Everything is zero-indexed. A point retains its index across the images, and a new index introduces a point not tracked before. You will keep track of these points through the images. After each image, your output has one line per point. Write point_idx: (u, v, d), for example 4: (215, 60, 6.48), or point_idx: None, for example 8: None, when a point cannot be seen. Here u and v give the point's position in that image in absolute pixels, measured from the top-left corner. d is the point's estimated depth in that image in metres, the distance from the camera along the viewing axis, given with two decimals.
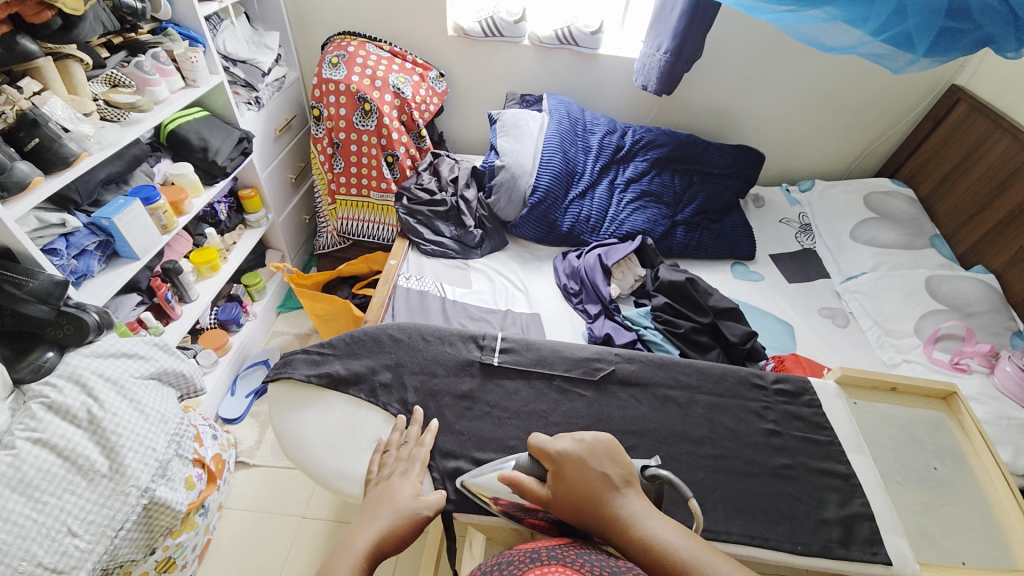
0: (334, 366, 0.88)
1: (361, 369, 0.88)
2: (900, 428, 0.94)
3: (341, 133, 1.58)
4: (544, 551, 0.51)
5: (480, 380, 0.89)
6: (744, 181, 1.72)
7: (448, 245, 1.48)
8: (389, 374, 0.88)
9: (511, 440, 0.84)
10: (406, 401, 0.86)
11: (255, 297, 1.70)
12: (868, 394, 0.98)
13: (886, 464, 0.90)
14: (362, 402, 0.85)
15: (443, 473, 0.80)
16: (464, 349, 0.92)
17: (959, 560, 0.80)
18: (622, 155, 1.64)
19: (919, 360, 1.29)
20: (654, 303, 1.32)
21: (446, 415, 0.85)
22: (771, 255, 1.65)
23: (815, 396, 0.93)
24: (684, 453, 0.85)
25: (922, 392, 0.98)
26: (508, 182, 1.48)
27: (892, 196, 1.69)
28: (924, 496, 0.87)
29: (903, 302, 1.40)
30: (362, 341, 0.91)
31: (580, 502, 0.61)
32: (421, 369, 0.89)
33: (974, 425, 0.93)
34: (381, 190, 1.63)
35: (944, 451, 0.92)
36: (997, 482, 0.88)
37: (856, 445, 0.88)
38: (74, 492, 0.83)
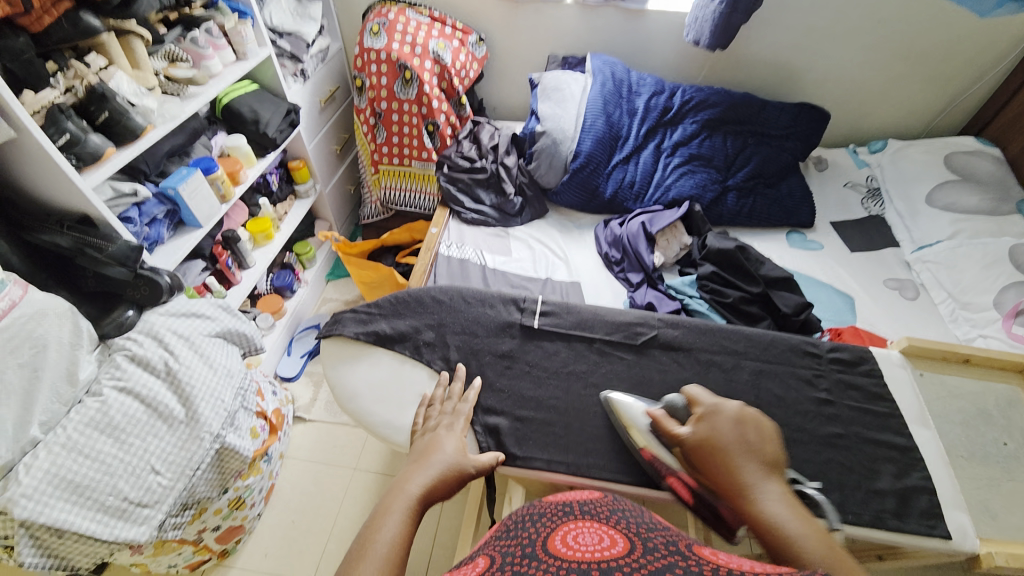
0: (380, 325, 0.91)
1: (406, 328, 0.91)
2: (969, 402, 0.87)
3: (384, 103, 1.60)
4: (578, 504, 0.53)
5: (520, 340, 0.90)
6: (805, 142, 1.59)
7: (489, 213, 1.47)
8: (432, 334, 0.91)
9: (550, 399, 0.85)
10: (448, 358, 0.89)
11: (306, 265, 1.79)
12: (939, 366, 0.91)
13: (953, 438, 0.84)
14: (407, 358, 0.89)
15: (485, 427, 0.82)
16: (504, 311, 0.93)
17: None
18: (670, 117, 1.56)
19: (997, 335, 1.18)
20: (700, 271, 1.26)
21: (487, 372, 0.87)
22: (832, 222, 1.54)
23: (876, 365, 0.88)
24: None
25: (997, 364, 0.91)
26: (549, 149, 1.45)
27: (976, 155, 1.52)
28: (992, 472, 0.80)
29: (983, 273, 1.27)
30: (406, 302, 0.94)
31: (712, 451, 0.63)
32: (463, 330, 0.91)
33: None
34: (421, 159, 1.65)
35: (1016, 428, 0.85)
36: None
37: (918, 418, 0.83)
38: (155, 435, 0.92)
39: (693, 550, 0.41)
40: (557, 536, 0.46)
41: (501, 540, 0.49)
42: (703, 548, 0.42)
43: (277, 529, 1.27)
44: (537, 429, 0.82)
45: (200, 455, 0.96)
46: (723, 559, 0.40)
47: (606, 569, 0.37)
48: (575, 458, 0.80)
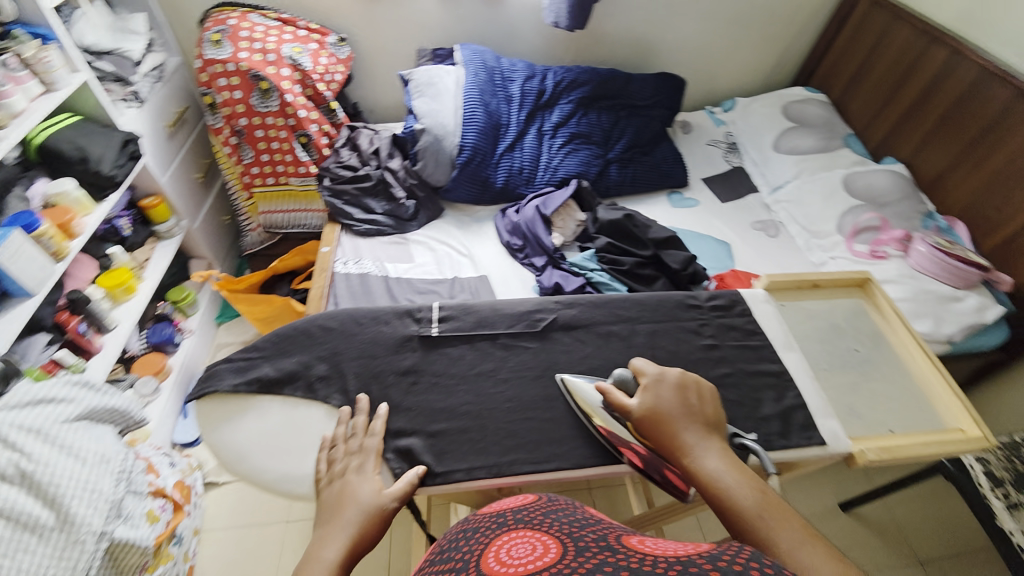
0: (263, 369, 0.84)
1: (293, 367, 0.84)
2: (825, 320, 1.01)
3: (242, 119, 1.45)
4: (511, 513, 0.54)
5: (422, 352, 0.87)
6: (669, 109, 1.72)
7: (382, 222, 1.41)
8: (325, 366, 0.85)
9: (462, 406, 0.82)
10: (346, 389, 0.83)
11: (188, 312, 1.60)
12: (795, 295, 1.04)
13: (814, 355, 0.96)
14: (299, 399, 0.82)
15: (397, 453, 0.78)
16: (400, 325, 0.89)
17: (888, 429, 0.88)
18: (546, 100, 1.58)
19: (843, 255, 1.38)
20: (597, 245, 1.32)
21: (392, 395, 0.83)
22: (704, 179, 1.69)
23: (747, 306, 0.98)
24: None
25: (841, 283, 1.05)
26: (432, 146, 1.41)
27: (806, 102, 1.75)
28: (852, 376, 0.94)
29: (826, 203, 1.47)
30: (292, 338, 0.87)
31: (661, 420, 0.68)
32: (360, 353, 0.86)
33: (888, 304, 1.02)
34: (299, 175, 1.53)
35: (863, 334, 1.00)
36: (914, 353, 0.97)
37: (786, 343, 0.95)
38: (24, 552, 0.77)
39: (623, 544, 0.43)
40: (491, 551, 0.45)
41: (433, 566, 0.48)
42: (632, 539, 0.45)
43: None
44: (455, 439, 0.79)
45: (86, 561, 0.82)
46: (650, 546, 0.43)
47: None
48: (496, 458, 0.78)
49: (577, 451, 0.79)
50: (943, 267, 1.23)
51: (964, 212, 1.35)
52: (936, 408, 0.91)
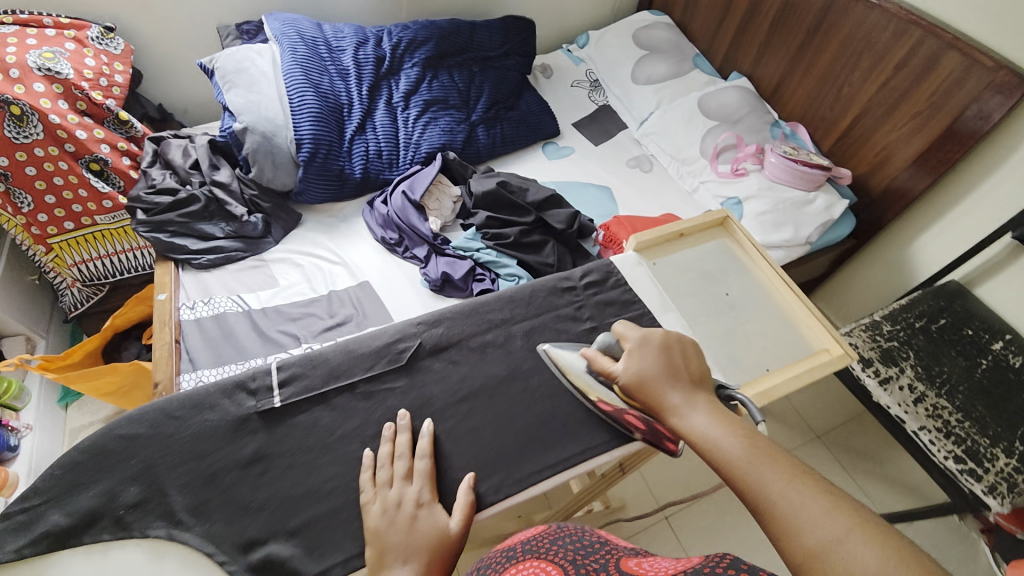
0: (53, 518, 0.58)
1: (94, 504, 0.59)
2: (693, 268, 0.94)
3: (1, 158, 1.09)
4: (520, 545, 0.55)
5: (265, 433, 0.66)
6: (523, 55, 1.62)
7: (229, 246, 1.19)
8: (139, 488, 0.61)
9: (329, 482, 0.64)
10: (172, 511, 0.60)
11: (17, 407, 1.26)
12: (663, 249, 0.95)
13: (689, 309, 0.89)
14: (109, 543, 0.58)
15: (252, 569, 0.58)
16: (232, 405, 0.66)
17: (763, 368, 0.83)
18: (388, 67, 1.41)
19: (710, 178, 1.43)
20: (477, 222, 1.24)
21: (233, 494, 0.62)
22: (574, 124, 1.65)
23: (619, 275, 0.90)
24: (515, 395, 0.74)
25: (703, 226, 0.98)
26: (263, 146, 1.19)
27: (653, 27, 1.73)
28: (725, 324, 0.87)
29: (688, 129, 1.49)
30: (83, 464, 0.61)
31: (641, 382, 0.62)
32: (183, 458, 0.63)
33: (746, 238, 0.96)
34: (107, 211, 1.23)
35: (726, 274, 0.94)
36: (776, 283, 0.93)
37: (661, 306, 0.88)
38: None
39: (621, 569, 0.47)
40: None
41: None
42: (631, 563, 0.48)
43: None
44: (333, 527, 0.61)
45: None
46: (645, 568, 0.47)
47: None
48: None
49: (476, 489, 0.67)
50: (794, 174, 1.31)
51: (805, 115, 1.44)
52: (802, 333, 0.88)
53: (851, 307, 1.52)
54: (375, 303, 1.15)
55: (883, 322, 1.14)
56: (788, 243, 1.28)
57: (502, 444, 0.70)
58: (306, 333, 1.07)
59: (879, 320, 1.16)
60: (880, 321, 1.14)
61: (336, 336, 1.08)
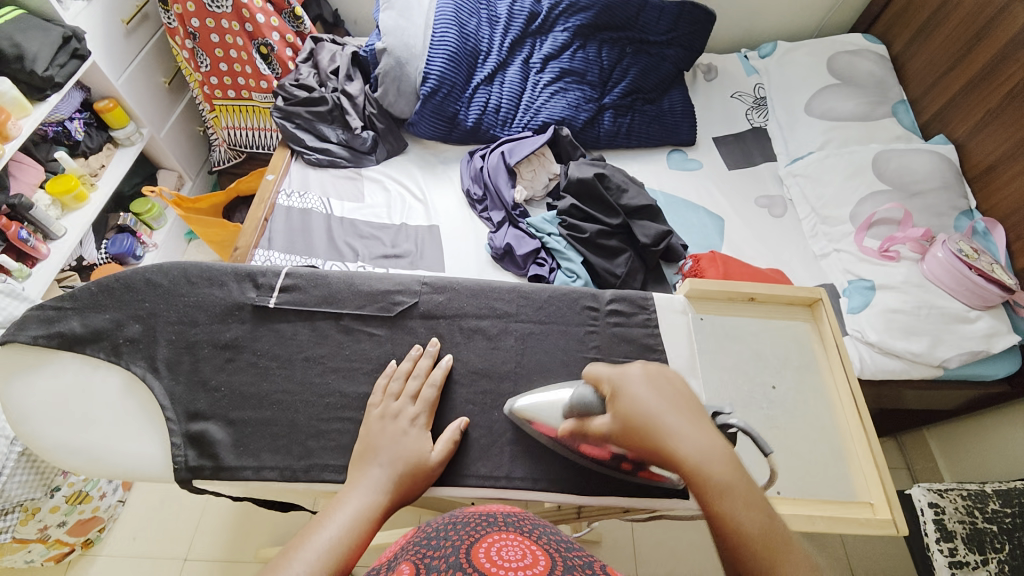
0: (69, 324, 0.66)
1: (102, 325, 0.66)
2: (746, 342, 0.79)
3: (195, 20, 1.31)
4: (501, 516, 0.47)
5: (250, 326, 0.69)
6: (687, 48, 1.45)
7: (336, 152, 1.28)
8: (139, 328, 0.67)
9: (276, 393, 0.67)
10: (153, 358, 0.66)
11: (153, 226, 1.56)
12: (718, 307, 0.80)
13: (721, 387, 0.75)
14: (101, 362, 0.65)
15: (186, 437, 0.64)
16: (237, 290, 0.70)
17: (774, 489, 0.69)
18: (538, 25, 1.36)
19: (849, 249, 1.18)
20: (560, 207, 1.17)
21: (201, 368, 0.67)
22: (714, 138, 1.46)
23: (654, 314, 0.77)
24: (480, 392, 0.70)
25: (784, 302, 0.81)
26: (394, 71, 1.24)
27: (858, 56, 1.45)
28: (755, 419, 0.73)
29: (845, 184, 1.24)
30: (107, 290, 0.68)
31: (635, 425, 0.49)
32: (179, 318, 0.68)
33: (833, 335, 0.77)
34: (262, 90, 1.41)
35: (788, 366, 0.77)
36: (844, 401, 0.75)
37: (689, 368, 0.75)
38: None
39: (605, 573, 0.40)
40: (480, 545, 0.41)
41: (415, 552, 0.42)
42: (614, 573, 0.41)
43: (133, 530, 1.26)
44: (263, 433, 0.65)
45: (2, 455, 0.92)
46: None
47: None
48: (295, 460, 0.64)
49: None
50: (958, 281, 1.05)
51: (1011, 215, 1.13)
52: (849, 472, 0.71)
53: (974, 461, 1.23)
54: (435, 249, 1.17)
55: (992, 498, 0.96)
56: (914, 358, 1.04)
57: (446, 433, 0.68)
58: (365, 253, 1.14)
59: (988, 494, 0.98)
60: (989, 497, 0.96)
61: (389, 266, 1.13)
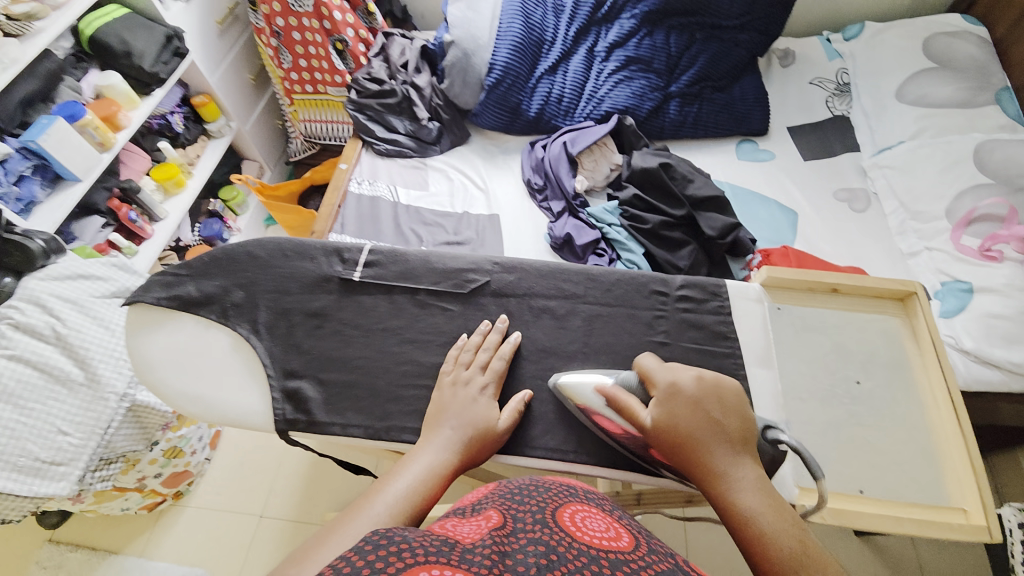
0: (186, 288, 0.73)
1: (212, 290, 0.74)
2: (825, 335, 0.75)
3: (279, 19, 1.39)
4: (584, 492, 0.48)
5: (337, 297, 0.74)
6: (762, 33, 1.38)
7: (403, 143, 1.34)
8: (242, 294, 0.74)
9: (359, 359, 0.71)
10: (254, 322, 0.73)
11: (237, 212, 1.70)
12: (798, 298, 0.76)
13: (797, 380, 0.72)
14: (211, 322, 0.72)
15: (284, 393, 0.70)
16: (325, 264, 0.76)
17: (857, 488, 0.66)
18: (604, 12, 1.34)
19: (943, 248, 1.09)
20: (622, 196, 1.16)
21: (294, 333, 0.73)
22: (789, 127, 1.38)
23: (726, 301, 0.74)
24: (548, 370, 0.71)
25: (868, 294, 0.76)
26: (460, 62, 1.27)
27: (960, 36, 1.31)
28: (835, 415, 0.70)
29: (941, 176, 1.14)
30: (216, 260, 0.75)
31: (681, 438, 0.55)
32: (275, 287, 0.74)
33: (928, 332, 0.72)
34: (336, 85, 1.49)
35: (873, 362, 0.73)
36: (940, 403, 0.69)
37: (762, 358, 0.71)
38: (55, 398, 0.95)
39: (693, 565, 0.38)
40: (564, 511, 0.42)
41: (502, 503, 0.44)
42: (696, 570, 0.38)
43: (217, 486, 1.39)
44: (347, 394, 0.69)
45: (110, 414, 0.99)
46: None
47: (613, 560, 0.35)
48: (375, 421, 0.68)
49: None
50: None
51: None
52: (943, 478, 0.66)
53: None
54: (496, 238, 1.19)
55: None
56: (1015, 369, 0.93)
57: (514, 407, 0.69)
58: (429, 239, 1.18)
59: None
60: None
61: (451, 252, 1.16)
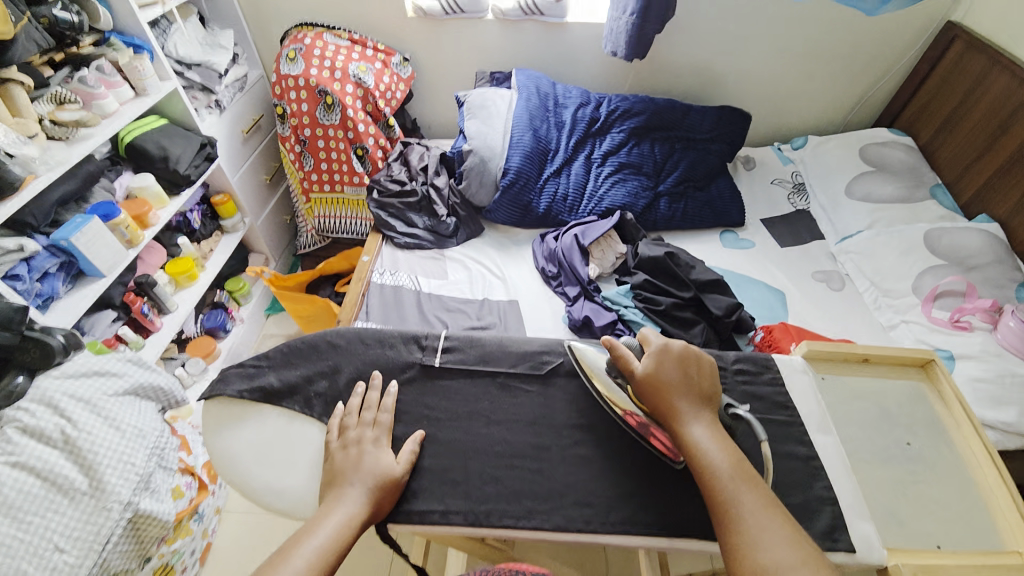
0: (268, 379, 0.75)
1: (296, 379, 0.75)
2: (870, 401, 0.82)
3: (307, 130, 1.54)
4: (528, 573, 0.51)
5: (421, 382, 0.77)
6: (729, 143, 1.64)
7: (422, 236, 1.43)
8: (326, 383, 0.76)
9: (449, 443, 0.72)
10: None
11: (241, 302, 1.69)
12: (839, 368, 0.84)
13: (854, 443, 0.78)
14: (297, 414, 0.73)
15: None
16: (405, 351, 0.79)
17: (934, 543, 0.70)
18: (598, 127, 1.56)
19: (917, 320, 1.23)
20: (633, 281, 1.26)
21: None
22: (762, 219, 1.58)
23: (778, 373, 0.81)
24: (633, 444, 0.73)
25: (897, 361, 0.85)
26: (478, 167, 1.43)
27: (889, 146, 1.60)
28: (894, 474, 0.75)
29: (902, 259, 1.32)
30: (297, 350, 0.78)
31: (657, 389, 0.64)
32: (359, 375, 0.77)
33: (955, 394, 0.81)
34: (353, 185, 1.60)
35: (916, 423, 0.80)
36: (979, 456, 0.77)
37: (820, 424, 0.76)
38: (57, 510, 0.86)
39: None
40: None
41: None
42: None
43: None
44: (442, 481, 0.69)
45: (110, 527, 0.89)
46: None
47: None
48: (474, 504, 0.68)
49: (572, 511, 0.68)
50: None
51: None
52: (999, 526, 0.72)
53: None
54: (518, 322, 1.24)
55: None
56: (1007, 428, 1.02)
57: (606, 484, 0.70)
58: (454, 325, 1.22)
59: None
60: None
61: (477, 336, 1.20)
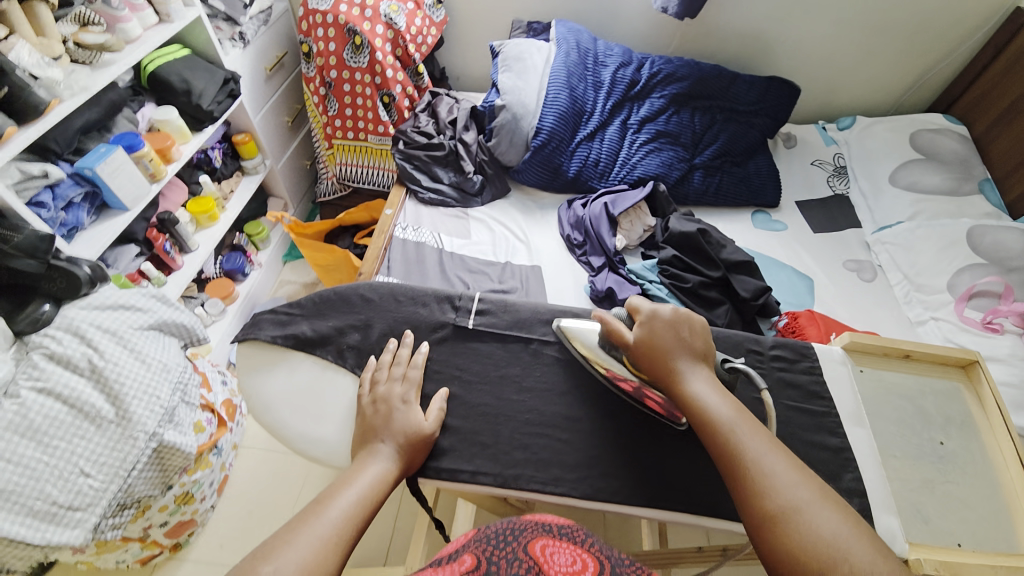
0: (301, 327, 0.76)
1: (329, 330, 0.76)
2: (906, 399, 0.81)
3: (333, 72, 1.47)
4: (556, 526, 0.52)
5: (453, 343, 0.77)
6: (772, 118, 1.55)
7: (447, 192, 1.40)
8: (358, 336, 0.76)
9: (479, 406, 0.73)
10: None
11: (260, 246, 1.69)
12: (878, 362, 0.83)
13: (886, 438, 0.77)
14: (330, 363, 0.75)
15: None
16: (437, 310, 0.79)
17: (955, 542, 0.70)
18: (637, 91, 1.48)
19: (948, 318, 1.20)
20: (661, 256, 1.23)
21: None
22: (797, 202, 1.52)
23: (817, 362, 0.81)
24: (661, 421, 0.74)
25: (939, 360, 0.84)
26: (509, 124, 1.37)
27: (942, 134, 1.52)
28: (923, 473, 0.75)
29: (941, 254, 1.28)
30: (329, 301, 0.78)
31: (654, 352, 0.64)
32: (390, 330, 0.77)
33: (994, 398, 0.80)
34: (378, 134, 1.54)
35: (951, 423, 0.79)
36: (1009, 461, 0.77)
37: (855, 417, 0.77)
38: (83, 436, 0.89)
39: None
40: (534, 544, 0.47)
41: (477, 548, 0.47)
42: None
43: (220, 537, 1.28)
44: (472, 442, 0.71)
45: (134, 455, 0.92)
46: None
47: None
48: (503, 467, 0.69)
49: (595, 481, 0.69)
50: None
51: None
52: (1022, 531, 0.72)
53: None
54: (540, 289, 1.22)
55: None
56: None
57: (631, 459, 0.71)
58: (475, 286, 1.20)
59: None
60: None
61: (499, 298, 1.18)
